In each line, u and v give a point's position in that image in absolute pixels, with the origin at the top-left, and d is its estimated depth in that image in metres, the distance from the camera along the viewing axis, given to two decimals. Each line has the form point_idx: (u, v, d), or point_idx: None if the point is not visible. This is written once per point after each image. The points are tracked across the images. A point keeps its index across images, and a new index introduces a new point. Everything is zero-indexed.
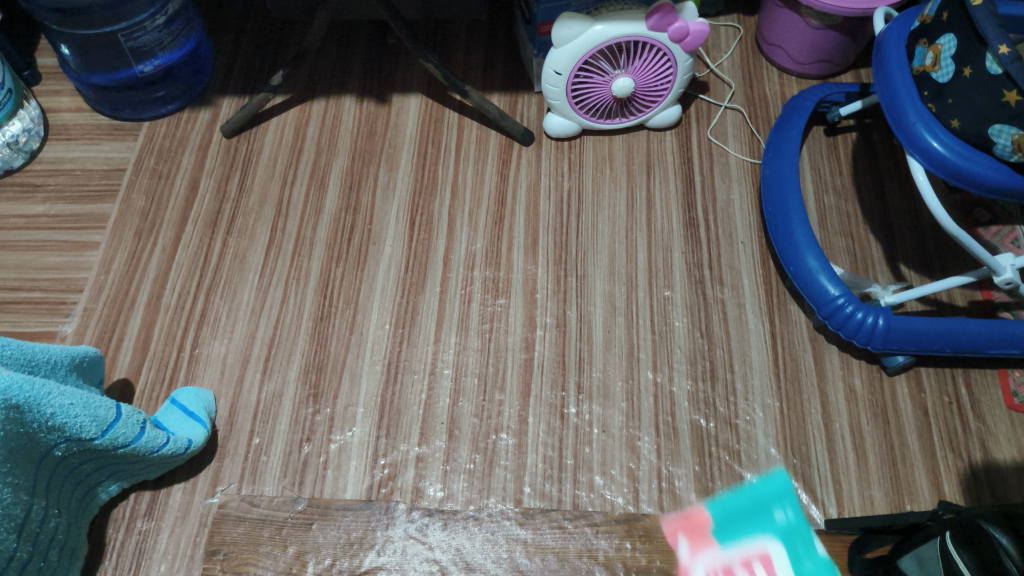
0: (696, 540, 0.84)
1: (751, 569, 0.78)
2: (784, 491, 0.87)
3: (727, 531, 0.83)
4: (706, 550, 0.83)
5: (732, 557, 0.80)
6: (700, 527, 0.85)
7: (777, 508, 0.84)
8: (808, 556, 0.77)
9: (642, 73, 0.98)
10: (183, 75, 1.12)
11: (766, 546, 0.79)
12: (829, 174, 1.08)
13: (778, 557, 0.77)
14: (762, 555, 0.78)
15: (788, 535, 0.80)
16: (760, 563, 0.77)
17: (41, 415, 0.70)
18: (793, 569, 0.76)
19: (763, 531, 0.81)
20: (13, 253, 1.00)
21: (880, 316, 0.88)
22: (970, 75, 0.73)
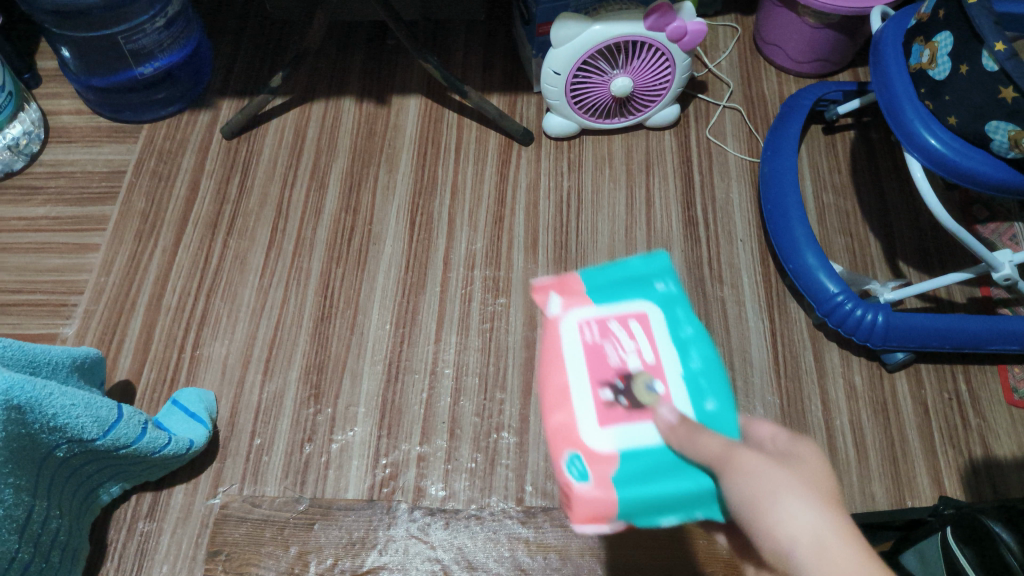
0: (571, 294, 0.66)
1: (629, 327, 0.63)
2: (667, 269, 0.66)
3: (603, 291, 0.66)
4: (581, 301, 0.65)
5: (597, 310, 0.64)
6: (574, 292, 0.66)
7: (655, 280, 0.66)
8: (684, 317, 0.63)
9: (641, 73, 0.98)
10: (183, 77, 1.13)
11: (643, 308, 0.64)
12: (828, 172, 1.08)
13: (657, 324, 0.63)
14: (644, 329, 0.63)
15: (667, 302, 0.64)
16: (635, 321, 0.63)
17: (42, 416, 0.70)
18: (671, 341, 0.62)
19: (637, 291, 0.65)
20: (14, 256, 1.01)
21: (880, 312, 0.89)
22: (967, 72, 0.74)
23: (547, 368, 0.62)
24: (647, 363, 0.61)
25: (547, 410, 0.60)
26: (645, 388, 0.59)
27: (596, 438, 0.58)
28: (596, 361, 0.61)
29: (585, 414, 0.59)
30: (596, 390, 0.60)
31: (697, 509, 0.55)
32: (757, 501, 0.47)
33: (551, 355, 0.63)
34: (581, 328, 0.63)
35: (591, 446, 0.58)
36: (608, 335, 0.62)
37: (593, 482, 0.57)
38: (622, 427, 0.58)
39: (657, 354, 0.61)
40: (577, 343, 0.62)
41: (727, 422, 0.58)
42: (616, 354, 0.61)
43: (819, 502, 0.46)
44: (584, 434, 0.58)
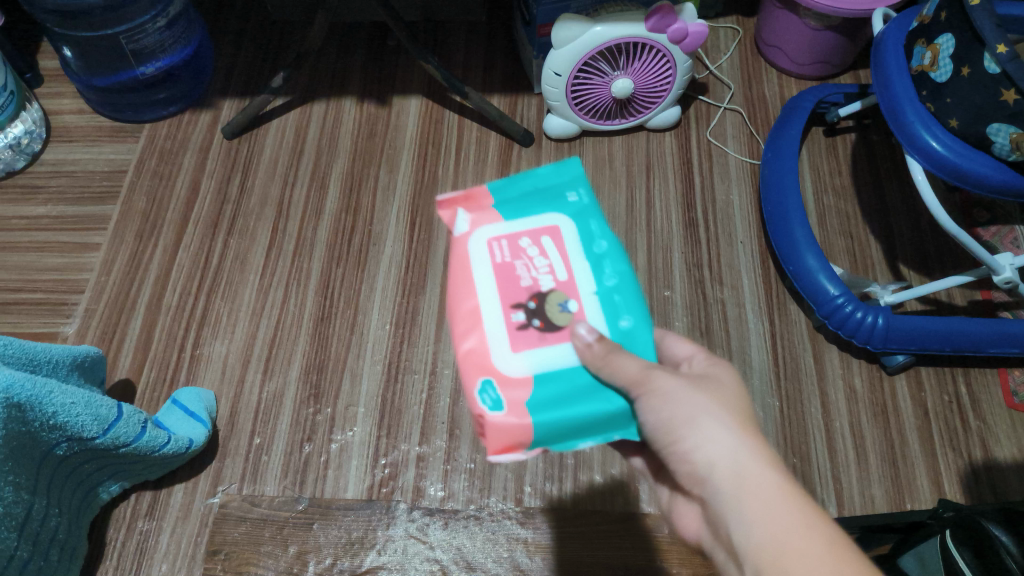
0: (476, 210, 0.57)
1: (539, 242, 0.55)
2: (580, 175, 0.59)
3: (512, 206, 0.56)
4: (490, 218, 0.56)
5: (503, 225, 0.55)
6: (480, 207, 0.57)
7: (567, 189, 0.58)
8: (597, 230, 0.56)
9: (642, 74, 0.98)
10: (183, 77, 1.13)
11: (555, 223, 0.55)
12: (829, 174, 1.08)
13: (568, 238, 0.55)
14: (556, 245, 0.54)
15: (581, 214, 0.56)
16: (546, 237, 0.55)
17: (43, 414, 0.70)
18: (582, 254, 0.54)
19: (549, 205, 0.56)
20: (15, 254, 1.01)
21: (880, 314, 0.89)
22: (968, 74, 0.74)
23: (455, 291, 0.54)
24: (558, 280, 0.54)
25: (458, 337, 0.53)
26: (558, 306, 0.52)
27: (508, 363, 0.51)
28: (504, 279, 0.53)
29: (495, 342, 0.51)
30: (506, 310, 0.52)
31: (612, 429, 0.52)
32: (674, 425, 0.48)
33: (456, 276, 0.54)
34: (491, 249, 0.55)
35: (507, 371, 0.51)
36: (515, 254, 0.54)
37: (507, 410, 0.50)
38: (535, 351, 0.51)
39: (568, 266, 0.54)
40: (484, 263, 0.54)
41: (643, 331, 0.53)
42: (526, 273, 0.54)
43: (735, 425, 0.48)
44: (494, 357, 0.51)
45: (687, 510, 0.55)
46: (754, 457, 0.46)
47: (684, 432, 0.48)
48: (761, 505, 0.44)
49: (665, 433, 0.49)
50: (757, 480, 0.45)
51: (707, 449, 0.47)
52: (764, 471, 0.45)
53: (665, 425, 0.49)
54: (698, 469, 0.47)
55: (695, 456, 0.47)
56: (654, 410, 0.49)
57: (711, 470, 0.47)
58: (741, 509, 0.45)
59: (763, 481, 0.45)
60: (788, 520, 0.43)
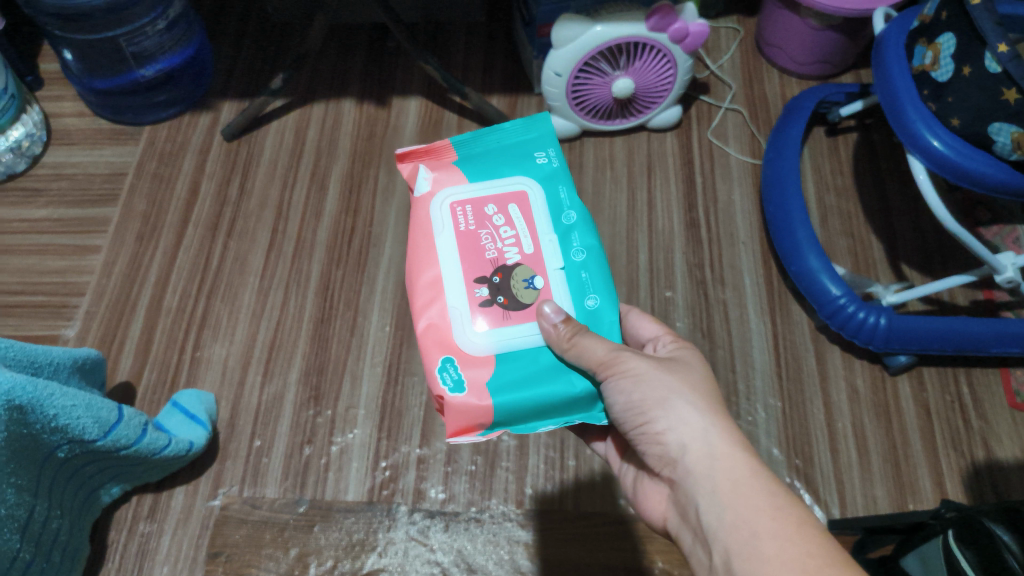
0: (444, 172, 0.70)
1: (503, 208, 0.67)
2: (552, 139, 0.72)
3: (481, 166, 0.70)
4: (451, 177, 0.70)
5: (475, 195, 0.69)
6: (450, 175, 0.70)
7: (535, 151, 0.71)
8: (565, 199, 0.69)
9: (643, 74, 0.98)
10: (184, 79, 1.13)
11: (524, 188, 0.69)
12: (830, 174, 1.07)
13: (535, 207, 0.68)
14: (522, 214, 0.67)
15: (549, 178, 0.70)
16: (514, 205, 0.68)
17: (43, 416, 0.70)
18: (552, 224, 0.67)
19: (517, 168, 0.70)
20: (16, 257, 1.01)
21: (882, 315, 0.88)
22: (969, 73, 0.73)
23: (420, 264, 0.67)
24: (524, 253, 0.66)
25: (418, 313, 0.65)
26: (524, 284, 0.64)
27: (472, 342, 0.63)
28: (471, 250, 0.66)
29: (460, 320, 0.63)
30: (472, 286, 0.64)
31: (570, 413, 0.62)
32: (647, 406, 0.56)
33: (418, 243, 0.68)
34: (455, 211, 0.68)
35: (467, 350, 0.63)
36: (483, 223, 0.67)
37: (467, 391, 0.61)
38: (498, 328, 0.63)
39: (534, 237, 0.66)
40: (451, 228, 0.67)
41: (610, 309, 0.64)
42: (492, 246, 0.66)
43: (702, 408, 0.55)
44: (461, 340, 0.63)
45: (653, 492, 0.62)
46: (724, 445, 0.53)
47: (657, 414, 0.55)
48: (730, 486, 0.51)
49: (636, 412, 0.57)
50: (727, 464, 0.52)
51: (678, 432, 0.54)
52: (733, 459, 0.52)
53: (638, 406, 0.56)
54: (670, 450, 0.54)
55: (668, 436, 0.55)
56: (628, 391, 0.57)
57: (683, 451, 0.54)
58: (712, 489, 0.51)
59: (735, 466, 0.51)
60: (756, 501, 0.49)
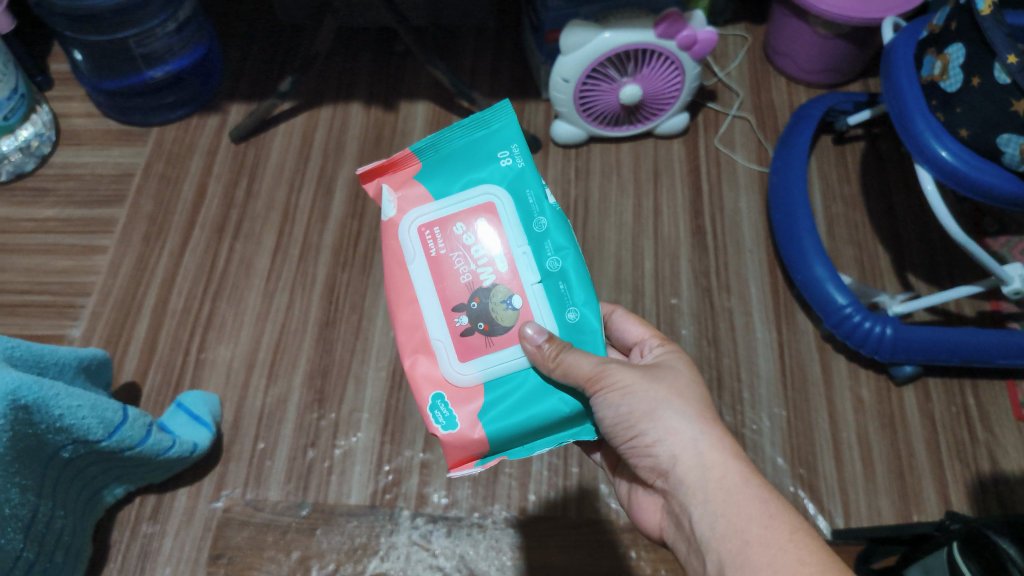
0: (406, 188, 0.64)
1: (473, 226, 0.62)
2: (514, 130, 0.64)
3: (442, 176, 0.64)
4: (414, 196, 0.63)
5: (441, 215, 0.63)
6: (412, 196, 0.63)
7: (499, 149, 0.63)
8: (535, 203, 0.62)
9: (651, 81, 0.98)
10: (193, 81, 1.13)
11: (492, 199, 0.62)
12: (838, 183, 1.07)
13: (504, 218, 0.62)
14: (492, 229, 0.62)
15: (516, 182, 0.63)
16: (483, 219, 0.62)
17: (49, 416, 0.70)
18: (524, 234, 0.62)
19: (481, 174, 0.63)
20: (23, 256, 1.01)
21: (888, 325, 0.88)
22: (978, 84, 0.73)
23: (396, 298, 0.63)
24: (499, 272, 0.61)
25: (403, 349, 0.62)
26: (503, 307, 0.61)
27: (459, 375, 0.61)
28: (445, 277, 0.62)
29: (444, 353, 0.61)
30: (450, 315, 0.61)
31: (563, 429, 0.61)
32: (636, 418, 0.55)
33: (391, 274, 0.63)
34: (425, 236, 0.63)
35: (456, 384, 0.61)
36: (453, 246, 0.62)
37: (460, 426, 0.60)
38: (483, 357, 0.61)
39: (509, 252, 0.62)
40: (422, 255, 0.62)
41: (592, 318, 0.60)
42: (466, 269, 0.62)
43: (694, 417, 0.55)
44: (447, 374, 0.61)
45: (649, 502, 0.61)
46: (714, 453, 0.52)
47: (646, 425, 0.55)
48: (722, 494, 0.50)
49: (625, 425, 0.56)
50: (718, 472, 0.51)
51: (668, 442, 0.54)
52: (723, 466, 0.52)
53: (626, 419, 0.56)
54: (661, 461, 0.54)
55: (658, 448, 0.54)
56: (615, 405, 0.56)
57: (674, 462, 0.53)
58: (704, 498, 0.51)
59: (726, 474, 0.51)
60: (748, 509, 0.49)
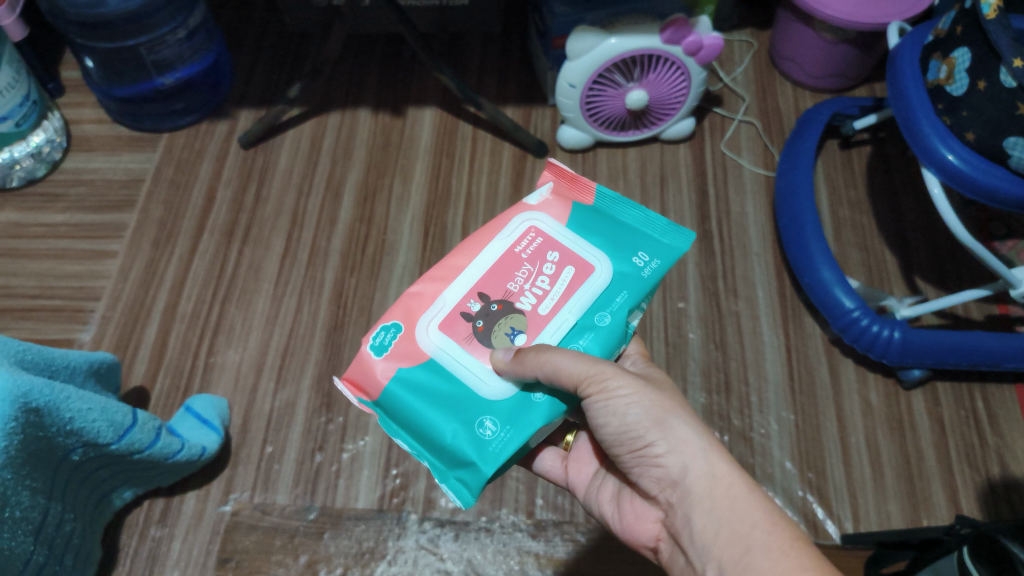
0: (561, 201, 0.66)
1: (557, 269, 0.62)
2: (670, 256, 0.63)
3: (589, 223, 0.64)
4: (557, 212, 0.65)
5: (556, 237, 0.63)
6: (559, 209, 0.65)
7: (641, 250, 0.63)
8: (617, 302, 0.61)
9: (657, 86, 0.98)
10: (202, 88, 1.15)
11: (596, 267, 0.62)
12: (844, 188, 1.07)
13: (588, 287, 0.61)
14: (571, 282, 0.61)
15: (621, 277, 0.61)
16: (573, 269, 0.62)
17: (59, 419, 0.70)
18: (581, 312, 0.60)
19: (609, 248, 0.63)
20: (33, 261, 1.02)
21: (896, 328, 0.88)
22: (984, 88, 0.73)
23: (464, 247, 0.64)
24: (534, 310, 0.60)
25: (425, 275, 0.63)
26: (507, 331, 0.60)
27: (426, 336, 0.60)
28: (500, 272, 0.62)
29: (435, 311, 0.61)
30: (471, 296, 0.61)
31: (437, 454, 0.58)
32: (644, 428, 0.55)
33: (482, 231, 0.65)
34: (528, 235, 0.64)
35: (415, 335, 0.60)
36: (534, 261, 0.62)
37: (381, 359, 0.59)
38: (454, 344, 0.59)
39: (556, 306, 0.60)
40: (511, 242, 0.63)
41: (546, 416, 0.57)
42: (516, 283, 0.61)
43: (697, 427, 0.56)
44: (419, 323, 0.60)
45: (643, 510, 0.60)
46: (722, 463, 0.54)
47: (656, 435, 0.55)
48: (728, 504, 0.52)
49: (631, 435, 0.56)
50: (725, 482, 0.53)
51: (679, 452, 0.54)
52: (731, 475, 0.53)
53: (634, 428, 0.55)
54: (671, 472, 0.54)
55: (669, 458, 0.54)
56: (621, 414, 0.55)
57: (684, 473, 0.54)
58: (709, 506, 0.52)
59: (733, 484, 0.53)
60: (751, 518, 0.51)
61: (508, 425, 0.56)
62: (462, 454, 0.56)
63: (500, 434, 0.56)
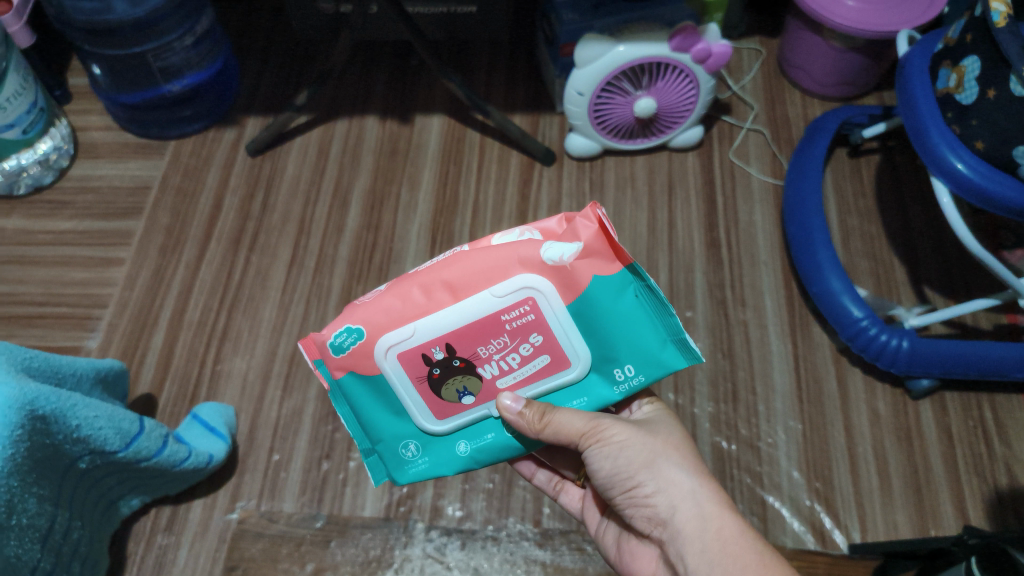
0: (581, 274, 0.57)
1: (532, 352, 0.60)
2: (659, 374, 0.60)
3: (594, 313, 0.58)
4: (569, 285, 0.57)
5: (549, 317, 0.58)
6: (572, 283, 0.57)
7: (629, 362, 0.60)
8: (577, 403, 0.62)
9: (666, 95, 0.98)
10: (209, 94, 1.14)
11: (572, 363, 0.60)
12: (853, 197, 1.07)
13: (555, 378, 0.61)
14: (539, 369, 0.60)
15: (589, 383, 0.61)
16: (548, 358, 0.60)
17: (66, 426, 0.70)
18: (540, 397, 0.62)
19: (596, 348, 0.60)
20: (40, 268, 1.02)
21: (904, 338, 0.87)
22: (994, 97, 0.73)
23: (456, 276, 0.58)
24: (492, 380, 0.60)
25: (404, 292, 0.58)
26: (458, 390, 0.60)
27: (385, 359, 0.59)
28: (476, 333, 0.58)
29: (400, 340, 0.58)
30: (438, 344, 0.58)
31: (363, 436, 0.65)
32: (634, 469, 0.57)
33: (482, 265, 0.57)
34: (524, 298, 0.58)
35: (373, 353, 0.59)
36: (515, 335, 0.59)
37: (337, 355, 0.60)
38: (406, 378, 0.60)
39: (513, 384, 0.61)
40: (501, 306, 0.58)
41: (463, 463, 0.64)
42: (486, 349, 0.59)
43: (688, 466, 0.57)
44: (381, 344, 0.58)
45: (640, 550, 0.61)
46: (712, 505, 0.55)
47: (645, 476, 0.56)
48: (719, 546, 0.53)
49: (623, 476, 0.57)
50: (716, 524, 0.54)
51: (667, 492, 0.56)
52: (722, 516, 0.54)
53: (624, 469, 0.57)
54: (660, 511, 0.56)
55: (657, 498, 0.56)
56: (613, 457, 0.57)
57: (672, 512, 0.55)
58: (701, 548, 0.53)
59: (724, 527, 0.54)
60: (743, 559, 0.52)
61: (426, 456, 0.64)
62: (382, 455, 0.64)
63: (417, 460, 0.64)
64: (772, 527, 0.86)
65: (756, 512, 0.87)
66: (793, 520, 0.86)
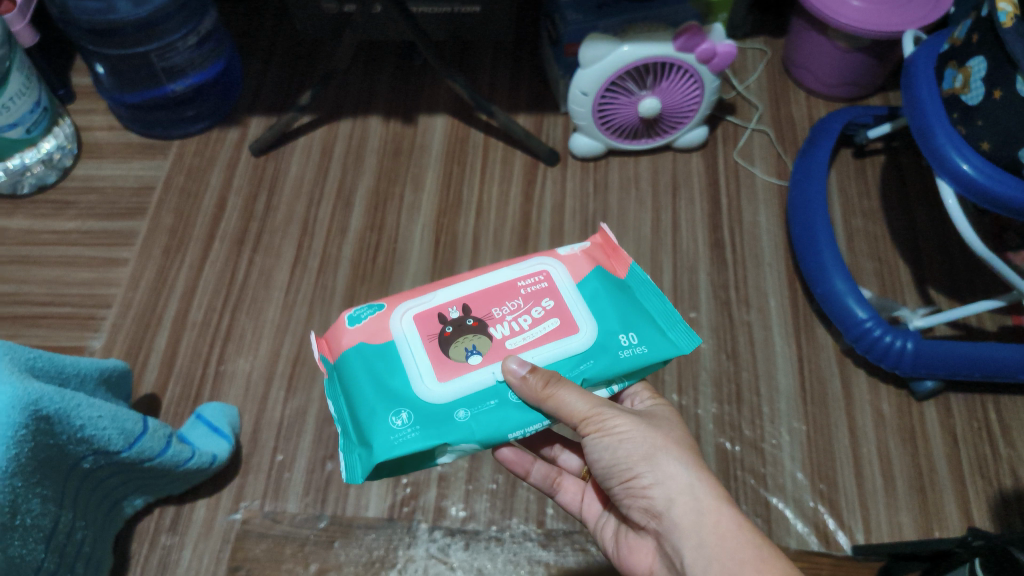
0: (588, 260, 0.64)
1: (541, 319, 0.61)
2: (664, 348, 0.60)
3: (600, 289, 0.62)
4: (578, 267, 0.64)
5: (561, 287, 0.62)
6: (582, 265, 0.64)
7: (632, 332, 0.60)
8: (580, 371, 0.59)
9: (670, 95, 0.97)
10: (211, 93, 1.14)
11: (579, 329, 0.60)
12: (858, 197, 1.07)
13: (564, 344, 0.60)
14: (549, 332, 0.60)
15: (593, 351, 0.59)
16: (557, 321, 0.61)
17: (70, 427, 0.71)
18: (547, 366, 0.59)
19: (601, 319, 0.61)
20: (44, 269, 1.02)
21: (909, 339, 0.87)
22: (1000, 97, 0.73)
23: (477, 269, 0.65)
24: (502, 340, 0.60)
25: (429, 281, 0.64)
26: (466, 347, 0.59)
27: (399, 321, 0.61)
28: (493, 296, 0.62)
29: (419, 302, 0.62)
30: (456, 304, 0.62)
31: (353, 426, 0.58)
32: (633, 461, 0.57)
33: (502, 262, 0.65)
34: (536, 276, 0.63)
35: (388, 317, 0.61)
36: (528, 298, 0.62)
37: (349, 328, 0.61)
38: (418, 337, 0.60)
39: (523, 346, 0.60)
40: (517, 275, 0.63)
41: (461, 436, 0.56)
42: (500, 311, 0.61)
43: (685, 460, 0.57)
44: (399, 308, 0.61)
45: (638, 543, 0.61)
46: (710, 500, 0.55)
47: (643, 468, 0.56)
48: (716, 540, 0.53)
49: (622, 467, 0.57)
50: (713, 518, 0.54)
51: (666, 485, 0.55)
52: (719, 512, 0.54)
53: (623, 461, 0.57)
54: (656, 503, 0.56)
55: (654, 490, 0.56)
56: (612, 448, 0.57)
57: (669, 505, 0.55)
58: (698, 542, 0.53)
59: (721, 520, 0.53)
60: (741, 555, 0.52)
61: (418, 425, 0.56)
62: (366, 431, 0.57)
63: (407, 429, 0.56)
64: (776, 529, 0.86)
65: (760, 514, 0.86)
66: (797, 522, 0.86)
